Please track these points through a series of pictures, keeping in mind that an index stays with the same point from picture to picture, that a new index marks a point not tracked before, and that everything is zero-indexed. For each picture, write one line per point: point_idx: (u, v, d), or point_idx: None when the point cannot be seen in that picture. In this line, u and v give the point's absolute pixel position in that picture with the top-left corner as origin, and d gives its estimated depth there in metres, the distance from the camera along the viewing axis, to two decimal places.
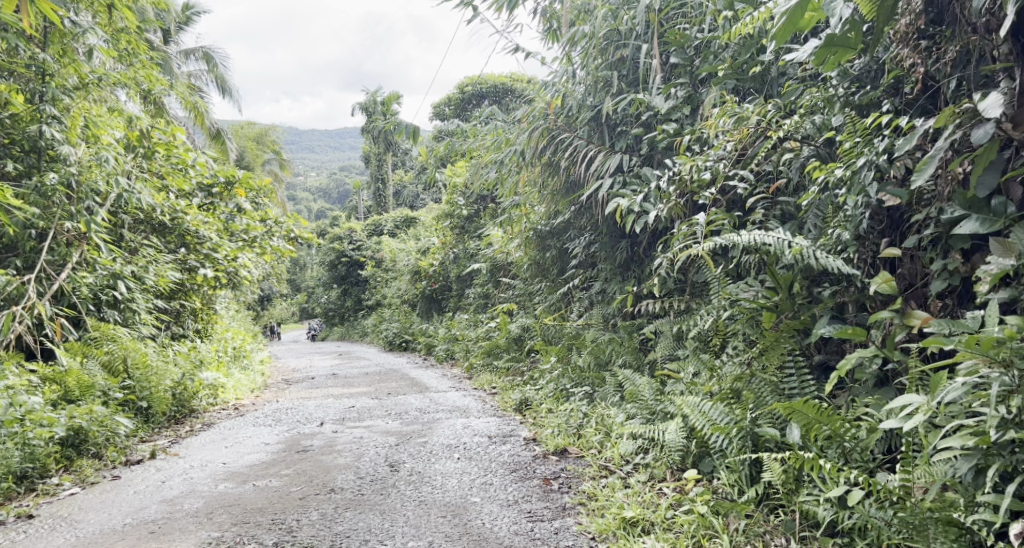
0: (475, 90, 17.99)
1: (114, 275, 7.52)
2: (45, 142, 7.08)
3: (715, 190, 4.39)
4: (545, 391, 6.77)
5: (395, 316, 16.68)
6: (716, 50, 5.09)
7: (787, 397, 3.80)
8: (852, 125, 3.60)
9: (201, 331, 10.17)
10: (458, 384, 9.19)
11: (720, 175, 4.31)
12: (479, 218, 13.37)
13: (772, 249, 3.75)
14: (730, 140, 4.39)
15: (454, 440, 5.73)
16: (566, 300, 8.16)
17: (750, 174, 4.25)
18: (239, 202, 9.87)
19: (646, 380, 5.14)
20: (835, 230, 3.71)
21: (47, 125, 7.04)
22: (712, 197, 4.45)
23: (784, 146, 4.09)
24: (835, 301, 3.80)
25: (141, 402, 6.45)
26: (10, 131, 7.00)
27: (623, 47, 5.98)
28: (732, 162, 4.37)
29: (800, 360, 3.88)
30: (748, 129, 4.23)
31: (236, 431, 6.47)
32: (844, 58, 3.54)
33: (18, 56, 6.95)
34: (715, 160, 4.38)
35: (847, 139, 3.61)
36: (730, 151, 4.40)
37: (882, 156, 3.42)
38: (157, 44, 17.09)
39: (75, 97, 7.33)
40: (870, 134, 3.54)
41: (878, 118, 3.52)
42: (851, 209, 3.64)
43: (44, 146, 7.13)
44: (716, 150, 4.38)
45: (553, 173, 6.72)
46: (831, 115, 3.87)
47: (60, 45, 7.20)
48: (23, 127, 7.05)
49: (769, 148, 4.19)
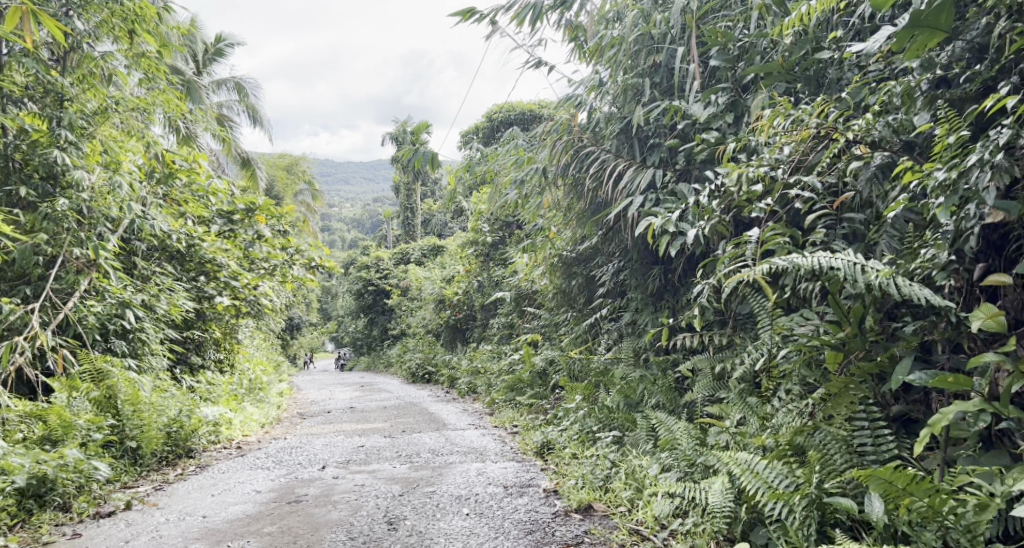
0: (504, 117, 17.53)
1: (123, 304, 6.96)
2: (59, 168, 6.57)
3: (771, 203, 3.71)
4: (569, 433, 6.13)
5: (420, 346, 16.11)
6: (764, 50, 4.45)
7: (859, 458, 3.17)
8: (950, 120, 2.95)
9: (220, 362, 9.72)
10: (478, 422, 8.53)
11: (778, 185, 3.63)
12: (505, 246, 12.78)
13: (842, 275, 3.10)
14: (788, 144, 3.72)
15: (464, 490, 5.09)
16: (594, 332, 7.51)
17: (815, 184, 3.56)
18: (259, 229, 9.08)
19: (684, 426, 4.50)
20: (927, 250, 3.04)
21: (61, 151, 6.54)
22: (768, 211, 3.75)
23: (852, 152, 3.45)
24: (920, 339, 3.15)
25: (129, 442, 5.84)
26: (28, 156, 6.52)
27: (657, 53, 5.38)
28: (791, 169, 3.69)
29: (874, 410, 3.22)
30: (809, 131, 3.56)
31: (230, 474, 5.88)
32: (933, 41, 2.91)
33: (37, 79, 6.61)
34: (769, 168, 3.70)
35: (943, 137, 2.96)
36: (787, 156, 3.72)
37: (999, 153, 2.74)
38: (185, 73, 16.81)
39: (96, 122, 6.89)
40: (979, 128, 2.88)
41: (995, 103, 2.85)
42: (945, 225, 3.00)
43: (59, 172, 6.64)
44: (771, 157, 3.70)
45: (579, 193, 6.11)
46: (913, 114, 3.22)
47: (83, 71, 6.85)
48: (40, 151, 6.52)
49: (833, 154, 3.53)
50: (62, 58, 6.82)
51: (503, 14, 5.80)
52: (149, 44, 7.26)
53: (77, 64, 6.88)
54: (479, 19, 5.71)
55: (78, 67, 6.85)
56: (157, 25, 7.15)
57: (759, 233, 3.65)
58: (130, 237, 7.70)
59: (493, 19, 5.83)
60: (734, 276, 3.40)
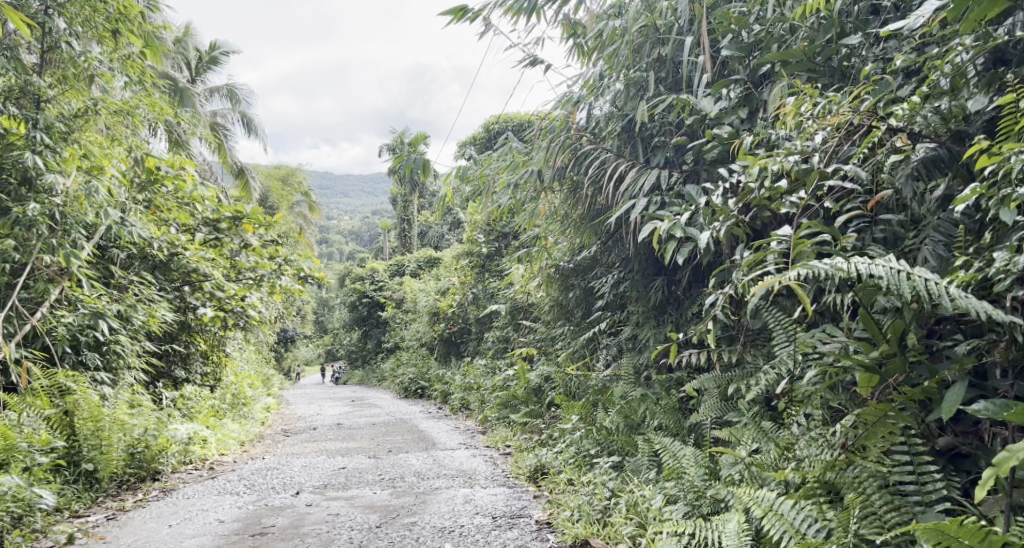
0: (502, 128, 17.13)
1: (96, 314, 6.45)
2: (32, 171, 5.92)
3: (803, 196, 3.25)
4: (565, 455, 5.69)
5: (414, 360, 15.60)
6: (782, 36, 4.03)
7: (901, 499, 2.76)
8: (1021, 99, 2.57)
9: (207, 376, 9.28)
10: (469, 441, 8.05)
11: (813, 175, 3.17)
12: (501, 257, 12.29)
13: (885, 284, 2.64)
14: (818, 136, 3.30)
15: (449, 521, 4.62)
16: (591, 347, 7.07)
17: (857, 174, 3.09)
18: (246, 238, 8.49)
19: (692, 453, 4.10)
20: (999, 252, 2.60)
21: (36, 154, 5.89)
22: (801, 206, 3.29)
23: (891, 145, 3.03)
24: (974, 360, 2.72)
25: (84, 465, 5.34)
26: None
27: (663, 44, 4.96)
28: (825, 159, 3.25)
29: (918, 442, 2.81)
30: (844, 118, 3.14)
31: (196, 500, 5.38)
32: (990, 12, 2.51)
33: (10, 78, 5.88)
34: (800, 159, 3.26)
35: (1014, 119, 2.56)
36: (820, 146, 3.29)
37: None
38: (177, 79, 16.34)
39: (76, 126, 6.24)
40: None
41: None
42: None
43: (34, 177, 5.99)
44: (798, 148, 3.28)
45: (577, 197, 5.68)
46: (971, 99, 2.83)
47: (61, 71, 6.15)
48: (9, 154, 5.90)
49: (871, 146, 3.11)
50: (42, 58, 6.11)
51: (496, 10, 5.37)
52: (135, 45, 6.65)
53: (57, 64, 6.16)
54: (471, 18, 5.30)
55: (57, 67, 6.12)
56: (142, 24, 6.54)
57: (791, 231, 3.17)
58: (107, 245, 7.24)
59: (485, 15, 5.40)
60: (760, 282, 2.93)
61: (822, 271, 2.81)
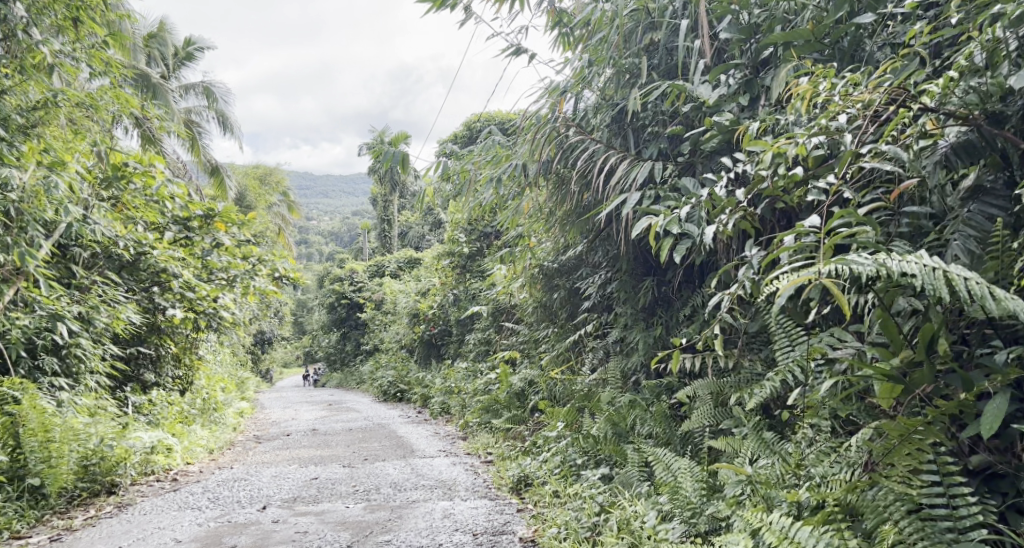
0: (484, 126, 16.75)
1: (54, 316, 5.99)
2: None
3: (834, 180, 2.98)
4: (550, 465, 5.38)
5: (393, 363, 15.18)
6: (786, 17, 3.75)
7: (932, 523, 2.53)
8: None
9: (176, 380, 8.85)
10: (449, 448, 7.69)
11: (846, 156, 2.85)
12: (483, 257, 11.94)
13: (920, 283, 2.35)
14: (839, 118, 3.04)
15: (426, 539, 4.27)
16: (577, 349, 6.76)
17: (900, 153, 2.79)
18: (217, 237, 8.02)
19: (688, 467, 3.81)
20: None
21: None
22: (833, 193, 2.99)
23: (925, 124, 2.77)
24: (1014, 371, 2.48)
25: (29, 479, 4.95)
26: None
27: (655, 29, 4.66)
28: (855, 140, 2.97)
29: (948, 461, 2.58)
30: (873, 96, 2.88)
31: (153, 516, 4.99)
32: None
33: None
34: (818, 143, 2.98)
35: None
36: (845, 127, 3.01)
37: None
38: (150, 74, 15.74)
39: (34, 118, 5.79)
40: None
41: None
42: None
43: None
44: (816, 131, 3.00)
45: (563, 192, 5.38)
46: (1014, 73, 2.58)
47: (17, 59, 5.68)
48: None
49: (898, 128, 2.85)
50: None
51: None
52: (100, 35, 6.19)
53: (14, 53, 5.66)
54: (451, 5, 4.97)
55: (13, 56, 5.65)
56: (105, 12, 6.07)
57: (817, 223, 2.84)
58: (67, 243, 6.83)
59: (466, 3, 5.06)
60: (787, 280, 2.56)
61: (853, 267, 2.50)
